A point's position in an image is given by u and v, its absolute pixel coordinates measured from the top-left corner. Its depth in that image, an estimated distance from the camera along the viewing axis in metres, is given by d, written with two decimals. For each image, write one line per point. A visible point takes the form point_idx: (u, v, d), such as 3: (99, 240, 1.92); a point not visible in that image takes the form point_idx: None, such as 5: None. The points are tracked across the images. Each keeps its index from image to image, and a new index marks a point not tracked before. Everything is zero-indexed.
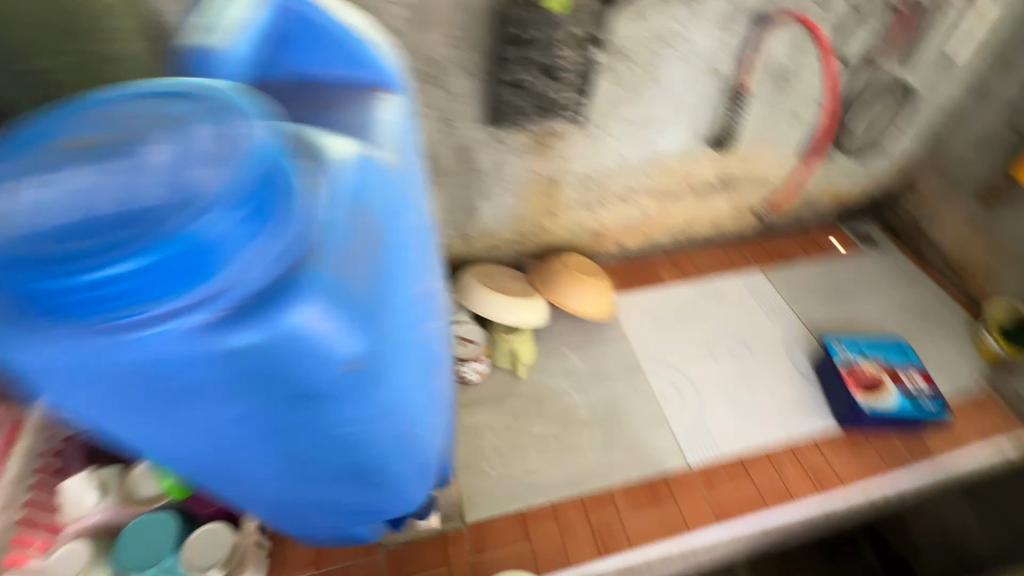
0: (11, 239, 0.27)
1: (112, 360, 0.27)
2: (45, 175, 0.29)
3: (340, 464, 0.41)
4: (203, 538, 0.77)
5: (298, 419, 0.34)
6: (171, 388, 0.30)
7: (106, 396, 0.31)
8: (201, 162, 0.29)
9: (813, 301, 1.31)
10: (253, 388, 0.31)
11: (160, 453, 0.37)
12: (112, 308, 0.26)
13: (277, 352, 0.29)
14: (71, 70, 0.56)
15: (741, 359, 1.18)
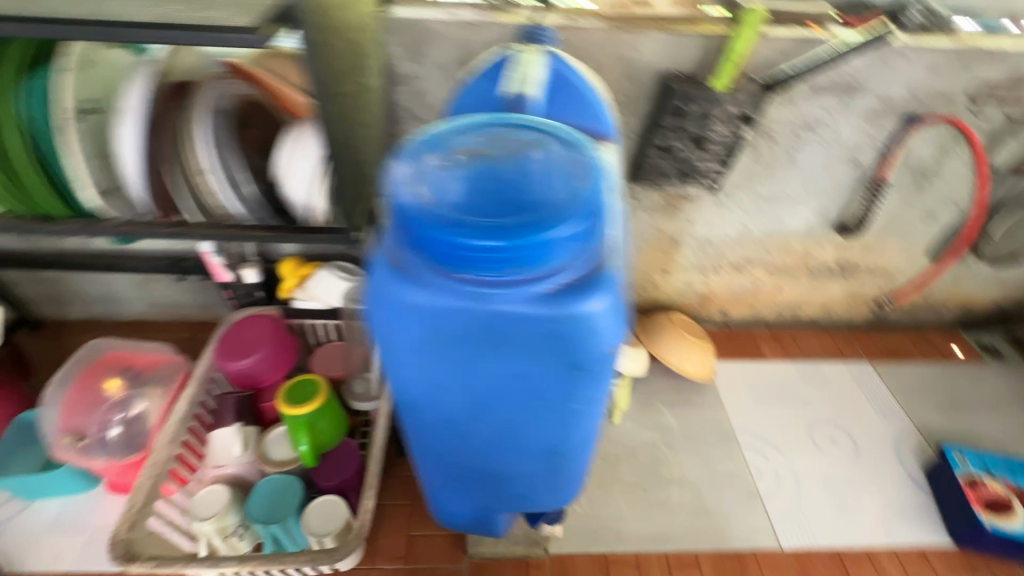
0: (435, 208, 0.41)
1: (474, 302, 0.40)
2: (444, 174, 0.44)
3: (547, 441, 0.49)
4: (320, 508, 0.84)
5: (552, 385, 0.44)
6: (492, 334, 0.41)
7: (439, 333, 0.42)
8: (547, 186, 0.43)
9: (928, 405, 1.24)
10: (544, 348, 0.41)
11: (421, 397, 0.46)
12: (496, 264, 0.39)
13: (578, 321, 0.40)
14: (356, 97, 0.66)
15: (843, 451, 1.14)
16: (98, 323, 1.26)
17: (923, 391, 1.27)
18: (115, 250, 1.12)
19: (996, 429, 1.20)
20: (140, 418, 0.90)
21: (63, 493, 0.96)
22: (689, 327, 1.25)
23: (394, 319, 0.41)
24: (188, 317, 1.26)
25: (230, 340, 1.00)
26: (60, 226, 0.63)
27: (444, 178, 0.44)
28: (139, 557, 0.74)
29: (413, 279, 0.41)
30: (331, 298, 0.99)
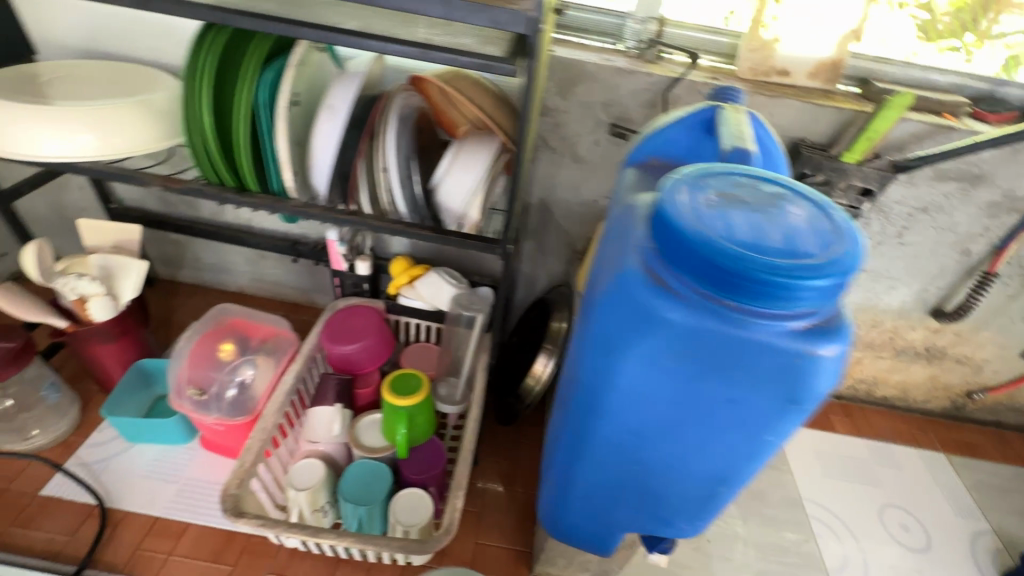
0: (698, 219, 0.36)
1: (721, 327, 0.35)
2: (703, 186, 0.39)
3: (717, 475, 0.45)
4: (407, 500, 0.87)
5: (759, 425, 0.39)
6: (722, 364, 0.36)
7: (665, 349, 0.37)
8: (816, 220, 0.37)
9: (1006, 508, 1.19)
10: (772, 388, 0.36)
11: (615, 404, 0.43)
12: (763, 294, 0.34)
13: (822, 369, 0.35)
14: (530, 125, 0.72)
15: (915, 539, 1.11)
16: (203, 289, 1.35)
17: (1001, 493, 1.22)
18: (240, 224, 1.21)
19: None
20: (252, 385, 0.96)
21: (161, 441, 1.02)
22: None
23: (623, 319, 0.38)
24: (286, 296, 1.34)
25: (335, 325, 1.05)
26: (250, 198, 0.72)
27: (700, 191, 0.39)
28: (245, 514, 0.78)
29: (657, 289, 0.36)
30: (440, 302, 1.05)
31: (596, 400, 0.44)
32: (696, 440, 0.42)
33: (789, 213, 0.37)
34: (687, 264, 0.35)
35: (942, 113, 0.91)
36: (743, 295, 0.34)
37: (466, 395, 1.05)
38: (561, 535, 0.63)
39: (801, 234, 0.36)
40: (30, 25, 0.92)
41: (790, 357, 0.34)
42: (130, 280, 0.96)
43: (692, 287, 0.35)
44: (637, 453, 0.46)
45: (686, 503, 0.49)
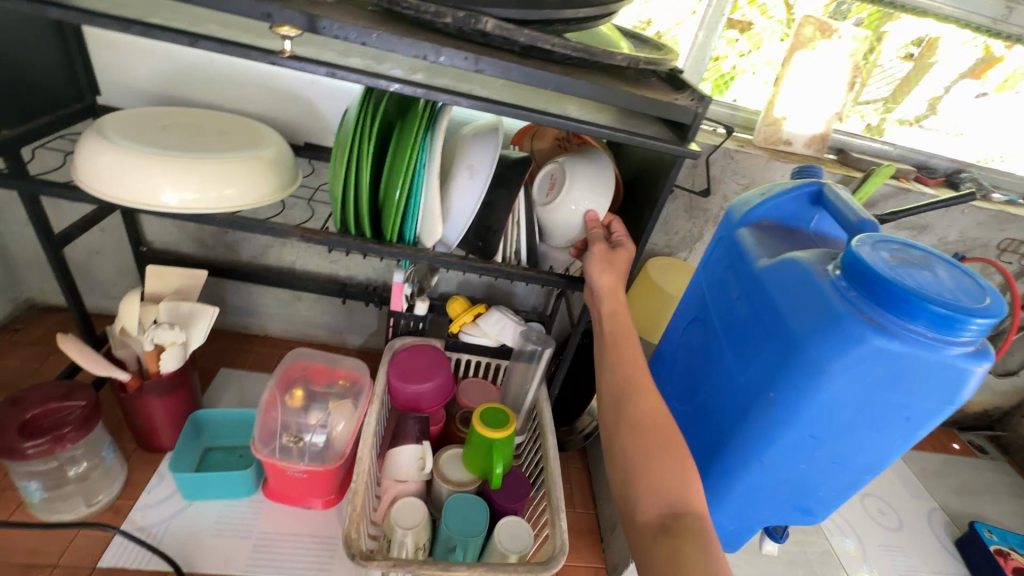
0: (893, 275, 0.51)
1: (915, 350, 0.49)
2: (876, 249, 0.54)
3: (867, 463, 0.59)
4: (510, 528, 0.91)
5: (919, 420, 0.54)
6: (909, 377, 0.51)
7: (871, 368, 0.51)
8: (953, 273, 0.54)
9: (946, 489, 1.48)
10: (939, 392, 0.51)
11: (808, 413, 0.55)
12: (944, 325, 0.49)
13: (975, 378, 0.50)
14: (633, 191, 0.86)
15: (890, 521, 1.34)
16: (224, 334, 1.29)
17: (939, 477, 1.51)
18: (282, 267, 1.19)
19: (999, 513, 1.44)
20: (336, 431, 0.96)
21: (225, 496, 0.97)
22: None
23: (837, 347, 0.51)
24: (317, 339, 1.32)
25: (404, 365, 1.09)
26: (392, 249, 0.77)
27: (876, 252, 0.54)
28: (375, 557, 0.79)
29: (866, 321, 0.50)
30: (507, 337, 1.11)
31: (791, 409, 0.56)
32: (865, 435, 0.56)
33: (940, 271, 0.54)
34: (896, 305, 0.50)
35: (898, 177, 1.18)
36: (933, 326, 0.49)
37: (529, 425, 1.14)
38: None
39: (953, 284, 0.52)
40: (97, 66, 0.90)
41: (963, 370, 0.50)
42: (201, 325, 0.92)
43: (901, 325, 0.50)
44: (814, 454, 0.59)
45: (835, 491, 0.63)
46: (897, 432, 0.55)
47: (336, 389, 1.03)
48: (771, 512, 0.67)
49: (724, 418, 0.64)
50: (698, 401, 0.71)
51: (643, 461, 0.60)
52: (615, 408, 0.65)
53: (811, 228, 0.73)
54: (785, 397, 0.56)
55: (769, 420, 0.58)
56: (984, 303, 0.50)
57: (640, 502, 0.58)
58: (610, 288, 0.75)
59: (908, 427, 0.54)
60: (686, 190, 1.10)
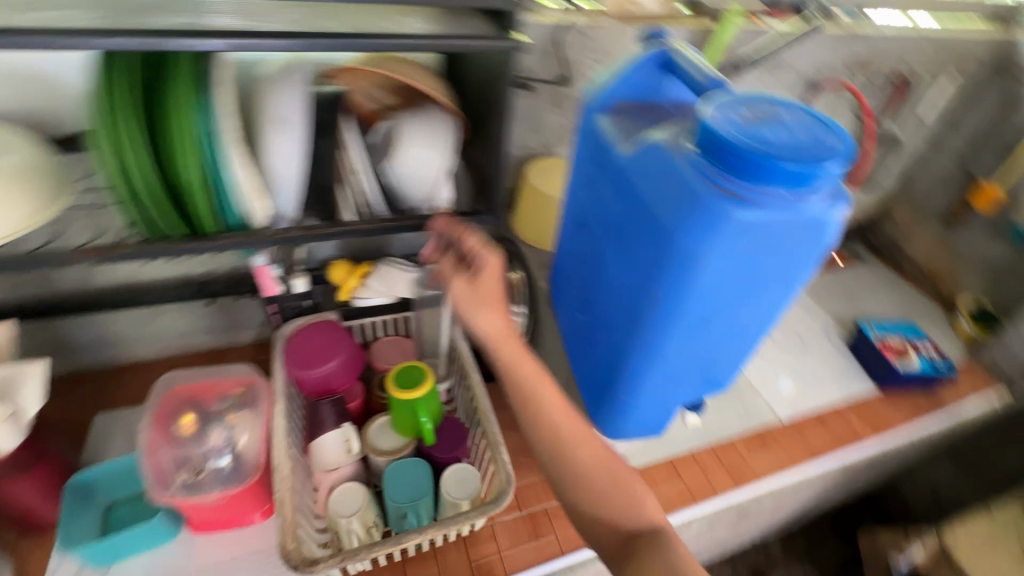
0: (743, 140, 0.47)
1: (777, 214, 0.47)
2: (727, 114, 0.50)
3: (756, 328, 0.60)
4: (455, 475, 0.91)
5: (793, 278, 0.54)
6: (775, 243, 0.49)
7: (737, 245, 0.49)
8: (807, 119, 0.51)
9: (834, 300, 1.65)
10: (805, 248, 0.51)
11: (689, 301, 0.54)
12: (797, 183, 0.47)
13: (837, 225, 0.50)
14: (480, 100, 0.76)
15: (794, 343, 1.48)
16: (84, 375, 1.11)
17: (828, 291, 1.68)
18: (120, 284, 1.01)
19: (878, 307, 1.64)
20: (241, 445, 0.87)
21: (146, 548, 0.88)
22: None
23: (702, 232, 0.48)
24: (200, 346, 1.17)
25: (301, 350, 1.00)
26: (218, 241, 0.63)
27: (726, 117, 0.50)
28: (321, 558, 0.76)
29: (727, 197, 0.47)
30: (406, 289, 1.04)
31: (675, 302, 0.54)
32: (747, 306, 0.56)
33: (790, 121, 0.51)
34: (753, 172, 0.47)
35: (750, 17, 1.14)
36: (789, 185, 0.47)
37: (451, 367, 1.11)
38: (624, 433, 0.75)
39: (806, 132, 0.49)
40: None
41: (824, 220, 0.49)
42: (32, 389, 0.76)
43: (760, 192, 0.47)
44: (708, 335, 0.59)
45: (735, 360, 0.64)
46: (776, 295, 0.55)
47: (233, 400, 0.93)
48: (686, 393, 0.69)
49: (621, 324, 0.62)
50: (595, 310, 0.69)
51: (595, 505, 0.73)
52: (556, 460, 0.74)
53: (672, 99, 0.67)
54: (669, 292, 0.54)
55: (657, 317, 0.57)
56: (833, 146, 0.48)
57: (598, 532, 0.74)
58: (502, 339, 0.77)
59: (784, 287, 0.55)
60: (545, 81, 1.00)
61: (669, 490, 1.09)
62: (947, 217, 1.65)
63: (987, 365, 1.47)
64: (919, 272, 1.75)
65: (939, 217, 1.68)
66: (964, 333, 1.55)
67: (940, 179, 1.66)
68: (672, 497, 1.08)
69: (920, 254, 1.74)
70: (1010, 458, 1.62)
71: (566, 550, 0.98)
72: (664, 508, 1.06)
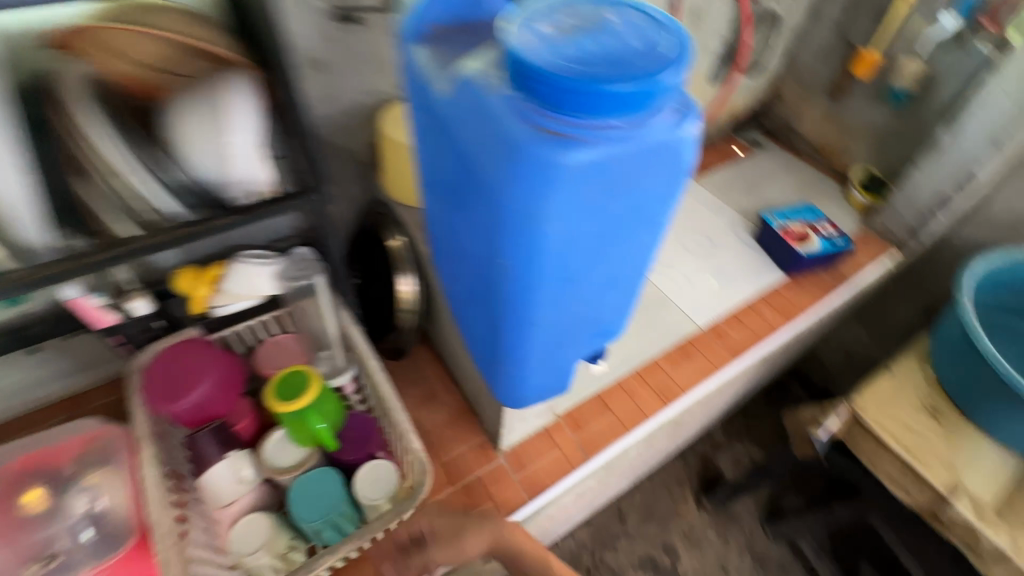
0: (560, 65, 0.37)
1: (618, 152, 0.38)
2: (542, 31, 0.39)
3: (634, 273, 0.53)
4: (366, 474, 0.85)
5: (660, 215, 0.46)
6: (625, 185, 0.41)
7: (581, 197, 0.40)
8: (637, 19, 0.41)
9: (738, 194, 1.65)
10: (661, 182, 0.43)
11: (546, 270, 0.45)
12: (632, 110, 0.38)
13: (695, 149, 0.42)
14: (270, 45, 0.60)
15: (705, 246, 1.47)
16: None
17: (731, 186, 1.67)
18: None
19: (779, 193, 1.65)
20: (106, 509, 0.74)
21: None
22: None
23: (536, 192, 0.39)
24: (49, 395, 1.00)
25: (162, 380, 0.84)
26: None
27: (539, 36, 0.39)
28: None
29: (556, 143, 0.37)
30: (268, 287, 0.89)
31: (530, 272, 0.46)
32: (616, 256, 0.48)
33: (619, 26, 0.41)
34: (580, 104, 0.37)
35: None
36: (625, 112, 0.38)
37: (351, 356, 0.99)
38: (528, 402, 0.69)
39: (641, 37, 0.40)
40: None
41: (677, 146, 0.40)
42: None
43: (595, 127, 0.38)
44: (580, 296, 0.51)
45: (619, 310, 0.58)
46: (646, 236, 0.48)
47: (87, 459, 0.79)
48: (581, 349, 0.63)
49: (487, 299, 0.54)
50: (462, 284, 0.59)
51: None
52: None
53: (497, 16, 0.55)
54: (520, 261, 0.45)
55: (516, 291, 0.48)
56: (671, 52, 0.39)
57: None
58: (491, 546, 0.86)
59: (653, 227, 0.47)
60: (374, 9, 0.83)
61: (601, 425, 1.08)
62: (833, 90, 1.65)
63: (880, 230, 1.54)
64: (813, 150, 1.78)
65: (826, 91, 1.67)
66: (856, 203, 1.60)
67: (822, 51, 1.63)
68: (605, 432, 1.07)
69: (811, 131, 1.75)
70: (905, 309, 1.77)
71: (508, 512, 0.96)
72: (597, 444, 1.05)
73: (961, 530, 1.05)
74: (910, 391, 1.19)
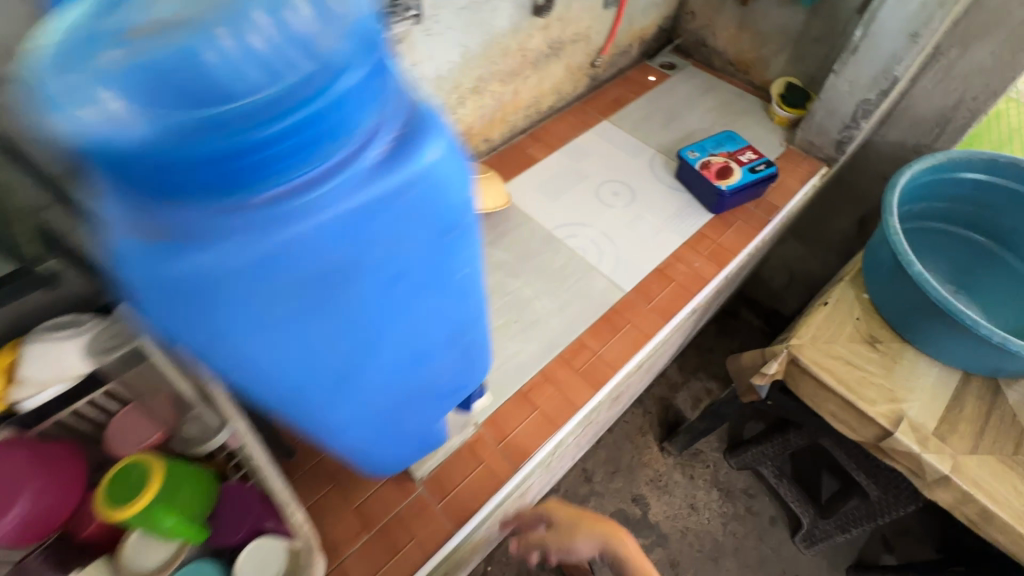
0: (154, 129, 0.29)
1: (284, 231, 0.33)
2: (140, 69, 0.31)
3: (427, 324, 0.48)
4: (252, 557, 0.74)
5: (415, 268, 0.41)
6: (327, 259, 0.36)
7: (264, 286, 0.35)
8: (287, 25, 0.33)
9: (656, 129, 1.50)
10: (383, 239, 0.37)
11: (279, 359, 0.40)
12: (279, 174, 0.32)
13: (415, 194, 0.37)
14: None
15: (624, 196, 1.35)
16: None
17: (648, 121, 1.53)
18: None
19: (698, 121, 1.52)
20: None
21: None
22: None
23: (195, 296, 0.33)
24: None
25: None
26: None
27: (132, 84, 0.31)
28: None
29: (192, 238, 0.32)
30: (72, 369, 0.65)
31: (261, 365, 0.40)
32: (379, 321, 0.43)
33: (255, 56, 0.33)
34: (222, 182, 0.31)
35: None
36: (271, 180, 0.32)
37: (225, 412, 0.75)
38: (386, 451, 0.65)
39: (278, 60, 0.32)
40: None
41: (373, 202, 0.35)
42: None
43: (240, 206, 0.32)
44: (368, 355, 0.46)
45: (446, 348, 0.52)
46: (408, 291, 0.43)
47: None
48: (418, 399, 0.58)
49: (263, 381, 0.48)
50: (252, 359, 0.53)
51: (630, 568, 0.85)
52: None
53: None
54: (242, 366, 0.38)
55: (258, 385, 0.42)
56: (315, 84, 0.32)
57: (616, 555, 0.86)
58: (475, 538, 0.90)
59: (412, 283, 0.42)
60: None
61: (526, 428, 0.98)
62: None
63: (805, 147, 1.44)
64: (730, 66, 1.64)
65: None
66: (779, 119, 1.50)
67: None
68: (531, 434, 0.97)
69: (725, 45, 1.60)
70: (840, 221, 1.71)
71: (431, 549, 0.86)
72: (524, 450, 0.95)
73: (906, 459, 1.01)
74: (845, 323, 1.13)
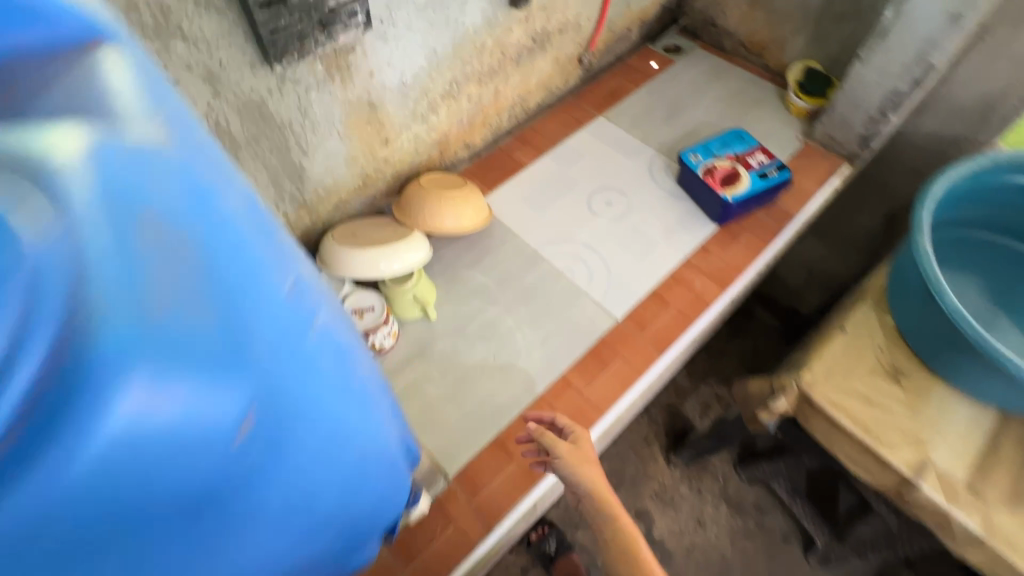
0: None
1: None
2: None
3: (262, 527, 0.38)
4: None
5: (179, 512, 0.32)
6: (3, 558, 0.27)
7: None
8: None
9: (656, 125, 1.36)
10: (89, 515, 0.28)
11: None
12: None
13: (117, 460, 0.27)
14: None
15: (618, 206, 1.22)
16: None
17: (648, 115, 1.38)
18: None
19: (705, 115, 1.37)
20: None
21: None
22: (442, 182, 1.13)
23: None
24: None
25: None
26: None
27: None
28: None
29: None
30: None
31: None
32: None
33: None
34: None
35: None
36: None
37: None
38: None
39: None
40: None
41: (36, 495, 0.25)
42: None
43: None
44: None
45: (298, 532, 0.43)
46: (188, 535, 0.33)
47: None
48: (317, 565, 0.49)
49: None
50: None
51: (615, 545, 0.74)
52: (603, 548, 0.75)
53: None
54: None
55: None
56: None
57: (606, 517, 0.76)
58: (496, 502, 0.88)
59: (195, 520, 0.33)
60: None
61: (503, 482, 0.90)
62: None
63: (825, 142, 1.28)
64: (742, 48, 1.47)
65: None
66: (796, 109, 1.33)
67: None
68: (507, 489, 0.89)
69: (737, 25, 1.43)
70: (865, 218, 1.55)
71: None
72: (499, 509, 0.88)
73: (929, 512, 0.89)
74: (865, 353, 1.00)
